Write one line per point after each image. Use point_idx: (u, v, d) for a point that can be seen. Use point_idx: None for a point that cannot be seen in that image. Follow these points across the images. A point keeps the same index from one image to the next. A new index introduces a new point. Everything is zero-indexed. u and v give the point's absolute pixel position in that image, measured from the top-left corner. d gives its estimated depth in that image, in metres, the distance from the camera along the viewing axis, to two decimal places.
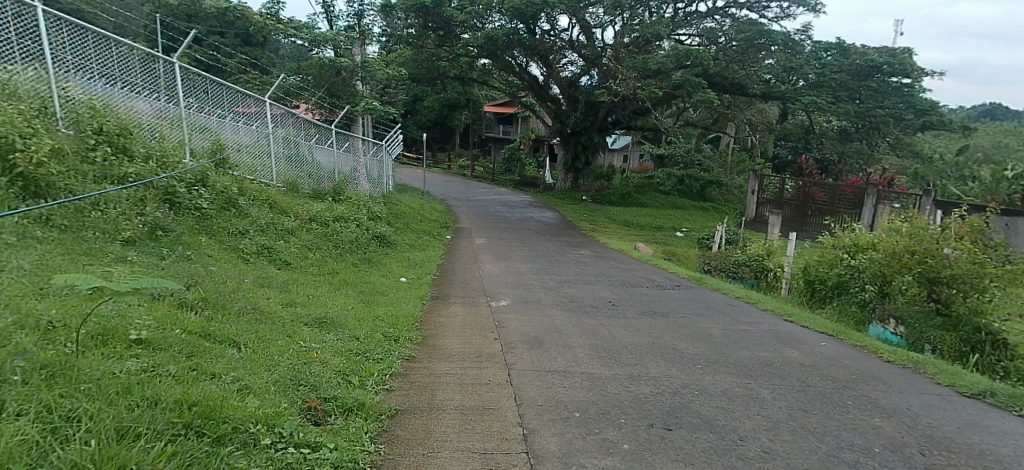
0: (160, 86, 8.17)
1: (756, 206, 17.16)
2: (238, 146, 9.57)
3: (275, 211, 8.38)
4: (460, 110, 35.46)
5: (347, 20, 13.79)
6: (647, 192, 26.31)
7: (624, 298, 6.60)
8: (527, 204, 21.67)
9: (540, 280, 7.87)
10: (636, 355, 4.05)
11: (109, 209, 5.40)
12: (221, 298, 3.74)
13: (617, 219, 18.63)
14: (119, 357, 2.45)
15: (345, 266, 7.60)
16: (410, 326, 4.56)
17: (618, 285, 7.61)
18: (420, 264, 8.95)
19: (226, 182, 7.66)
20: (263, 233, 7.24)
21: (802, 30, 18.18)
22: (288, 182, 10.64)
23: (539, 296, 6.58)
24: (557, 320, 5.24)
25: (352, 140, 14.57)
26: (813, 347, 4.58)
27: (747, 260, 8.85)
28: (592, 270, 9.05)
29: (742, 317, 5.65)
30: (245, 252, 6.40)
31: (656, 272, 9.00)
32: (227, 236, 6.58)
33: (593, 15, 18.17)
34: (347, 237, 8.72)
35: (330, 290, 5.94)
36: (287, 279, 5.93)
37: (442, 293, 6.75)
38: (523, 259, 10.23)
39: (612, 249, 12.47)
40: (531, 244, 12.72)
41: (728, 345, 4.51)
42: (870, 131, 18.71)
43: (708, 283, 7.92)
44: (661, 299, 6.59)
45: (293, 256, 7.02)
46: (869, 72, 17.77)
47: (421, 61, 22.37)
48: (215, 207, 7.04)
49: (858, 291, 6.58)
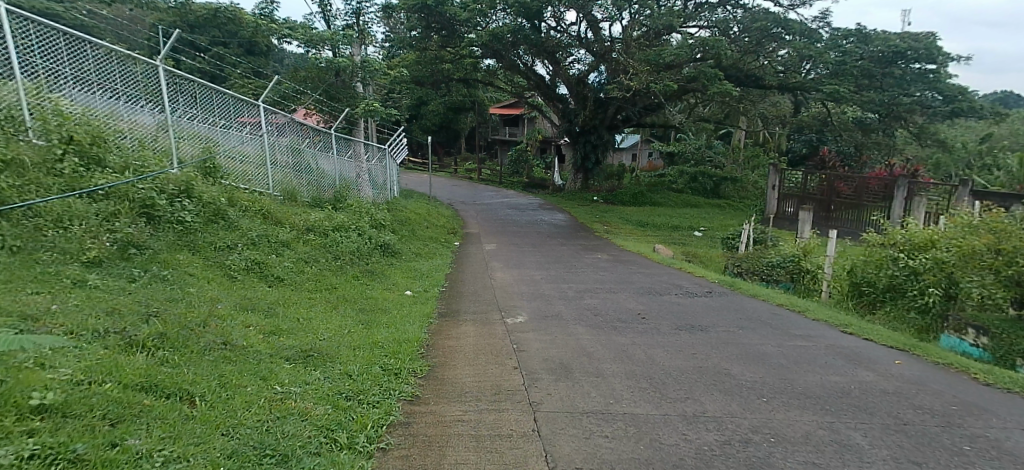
0: (142, 91, 7.55)
1: (778, 202, 16.32)
2: (232, 155, 9.02)
3: (270, 222, 7.77)
4: (466, 113, 34.91)
5: (345, 19, 13.14)
6: (659, 191, 25.60)
7: (654, 310, 5.92)
8: (537, 206, 21.01)
9: (557, 290, 7.21)
10: (686, 386, 3.40)
11: (73, 227, 4.82)
12: (184, 330, 3.13)
13: (631, 219, 17.93)
14: (9, 437, 1.83)
15: (346, 280, 6.97)
16: (414, 354, 3.88)
17: (644, 294, 6.92)
18: (427, 274, 8.32)
19: (213, 193, 7.06)
20: (255, 247, 6.61)
21: (820, 17, 17.43)
22: (287, 191, 10.04)
23: (559, 310, 5.91)
24: (584, 339, 4.58)
25: (355, 145, 13.96)
26: (888, 367, 3.90)
27: (782, 262, 8.14)
28: (613, 276, 8.39)
29: (792, 330, 4.96)
30: (232, 270, 5.80)
31: (682, 277, 8.31)
32: (213, 252, 5.97)
33: (601, 9, 17.54)
34: (348, 247, 8.11)
35: (327, 311, 5.32)
36: (278, 299, 5.32)
37: (452, 308, 6.10)
38: (537, 266, 9.57)
39: (629, 252, 11.78)
40: (544, 248, 12.05)
41: (789, 368, 3.83)
42: (892, 120, 17.93)
43: (743, 288, 7.22)
44: (695, 310, 5.91)
45: (287, 271, 6.40)
46: (892, 59, 16.97)
47: (424, 63, 21.82)
48: (200, 220, 6.42)
49: (917, 296, 5.95)
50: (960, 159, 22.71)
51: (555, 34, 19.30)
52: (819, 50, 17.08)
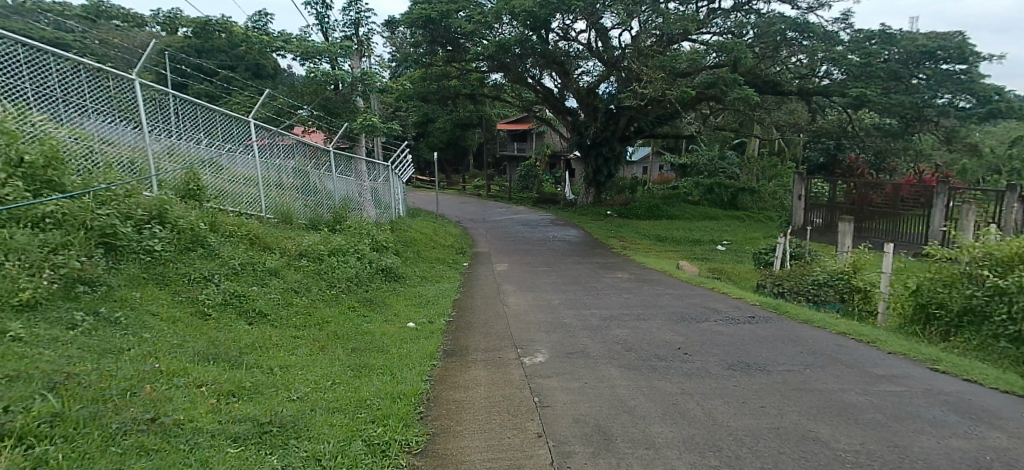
0: (115, 108, 6.88)
1: (804, 212, 15.31)
2: (220, 175, 8.32)
3: (257, 247, 7.00)
4: (473, 129, 34.37)
5: (344, 30, 12.43)
6: (676, 204, 24.66)
7: (696, 342, 5.08)
8: (548, 222, 20.21)
9: (579, 318, 6.37)
10: (769, 464, 2.60)
11: (7, 261, 4.07)
12: (93, 405, 2.36)
13: (648, 234, 17.07)
14: None
15: (340, 311, 6.19)
16: (410, 417, 3.08)
17: (679, 322, 6.06)
18: (432, 301, 7.52)
19: (191, 217, 6.30)
20: (236, 277, 5.85)
21: (841, 18, 16.67)
22: (280, 213, 9.27)
23: (584, 344, 5.08)
24: (622, 386, 3.76)
25: (356, 163, 13.22)
26: (1017, 423, 3.10)
27: (828, 279, 7.33)
28: (638, 300, 7.52)
29: (870, 369, 4.15)
30: (206, 307, 5.03)
31: (716, 299, 7.44)
32: (185, 285, 5.22)
33: (609, 18, 16.96)
34: (344, 273, 7.33)
35: (312, 354, 4.55)
36: (253, 340, 4.55)
37: (459, 344, 5.28)
38: (552, 288, 8.73)
39: (651, 270, 10.90)
40: (558, 267, 11.24)
41: (890, 428, 3.02)
42: (919, 123, 17.01)
43: (792, 312, 6.33)
44: (744, 342, 5.05)
45: (272, 305, 5.63)
46: (920, 59, 16.00)
47: (431, 79, 21.27)
48: (174, 248, 5.68)
49: (1008, 322, 5.15)
50: (988, 164, 21.73)
51: (563, 45, 18.66)
52: (841, 52, 16.19)
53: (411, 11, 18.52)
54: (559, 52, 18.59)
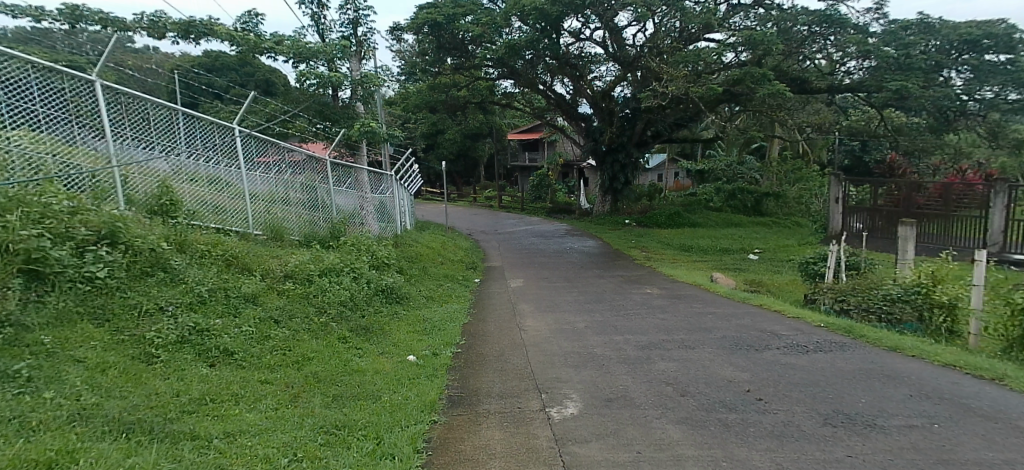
0: (71, 113, 5.95)
1: (842, 217, 14.34)
2: (197, 189, 7.35)
3: (233, 269, 6.01)
4: (483, 139, 33.60)
5: (341, 30, 11.49)
6: (696, 210, 23.51)
7: (766, 382, 4.02)
8: (564, 233, 19.17)
9: (611, 347, 5.33)
10: None
11: None
12: None
13: (672, 243, 15.98)
14: None
15: (328, 344, 5.19)
16: None
17: (735, 351, 4.98)
18: (440, 327, 6.49)
19: (152, 236, 5.31)
20: (200, 307, 4.87)
21: (874, 9, 15.58)
22: (270, 228, 8.25)
23: (625, 386, 4.04)
24: (692, 459, 2.79)
25: (358, 174, 12.27)
26: None
27: (903, 294, 6.24)
28: (677, 321, 6.45)
29: (1021, 423, 3.14)
30: (155, 347, 4.07)
31: (768, 319, 6.39)
32: (132, 319, 4.26)
33: (623, 15, 16.04)
34: (337, 298, 6.32)
35: (279, 409, 3.59)
36: (205, 391, 3.61)
37: (469, 386, 4.27)
38: (575, 308, 7.68)
39: (682, 283, 9.81)
40: (579, 282, 10.20)
41: None
42: (960, 119, 15.82)
43: (871, 336, 5.25)
44: (828, 381, 4.00)
45: (243, 339, 4.65)
46: (962, 49, 14.78)
47: (437, 88, 20.37)
48: (125, 274, 4.71)
49: None
50: None
51: (575, 48, 17.85)
52: (875, 45, 15.13)
53: (416, 17, 17.65)
54: (571, 55, 17.80)
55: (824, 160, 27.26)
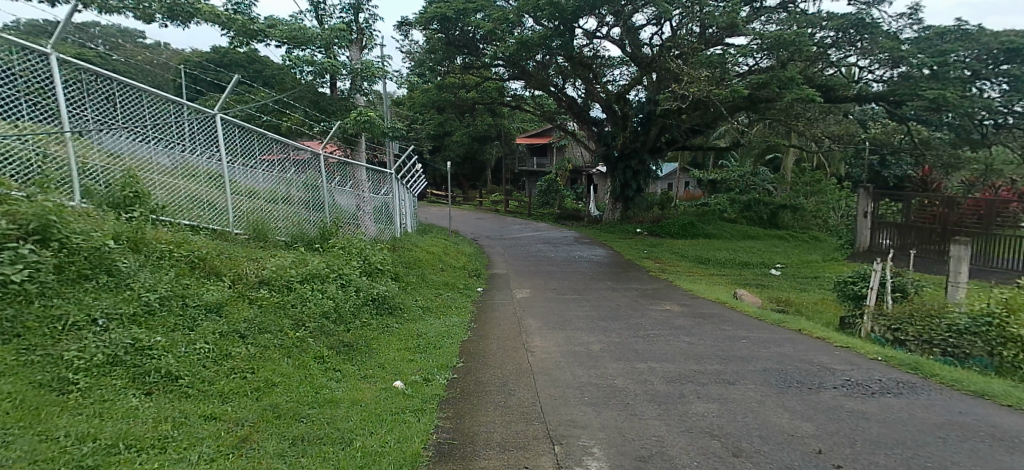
0: (18, 90, 5.16)
1: (871, 232, 13.61)
2: (171, 181, 6.54)
3: (197, 272, 5.20)
4: (492, 143, 32.78)
5: (341, 16, 10.72)
6: (710, 221, 22.63)
7: (836, 437, 3.19)
8: (572, 240, 18.32)
9: (634, 378, 4.50)
10: None
11: None
12: None
13: (687, 254, 15.12)
14: None
15: (301, 365, 4.35)
16: None
17: (785, 389, 4.13)
18: (437, 345, 5.66)
19: (96, 232, 4.50)
20: (146, 319, 4.06)
21: (907, 14, 14.73)
22: (253, 227, 7.43)
23: (659, 436, 3.22)
24: None
25: (355, 171, 11.49)
26: None
27: (971, 325, 5.42)
28: (706, 347, 5.61)
29: None
30: (75, 372, 3.26)
31: (813, 347, 5.54)
32: (50, 335, 3.45)
33: (643, 15, 15.33)
34: (317, 309, 5.49)
35: (215, 462, 2.76)
36: (121, 433, 2.80)
37: (465, 430, 3.45)
38: (587, 326, 6.83)
39: (703, 299, 8.97)
40: (590, 295, 9.34)
41: None
42: (995, 133, 14.91)
43: (945, 375, 4.43)
44: (915, 438, 3.19)
45: (194, 360, 3.82)
46: (1001, 57, 13.70)
47: (444, 88, 19.57)
48: (54, 279, 3.91)
49: None
50: None
51: (590, 49, 17.07)
52: (906, 51, 14.26)
53: (426, 11, 16.88)
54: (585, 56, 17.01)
55: (842, 173, 26.34)
